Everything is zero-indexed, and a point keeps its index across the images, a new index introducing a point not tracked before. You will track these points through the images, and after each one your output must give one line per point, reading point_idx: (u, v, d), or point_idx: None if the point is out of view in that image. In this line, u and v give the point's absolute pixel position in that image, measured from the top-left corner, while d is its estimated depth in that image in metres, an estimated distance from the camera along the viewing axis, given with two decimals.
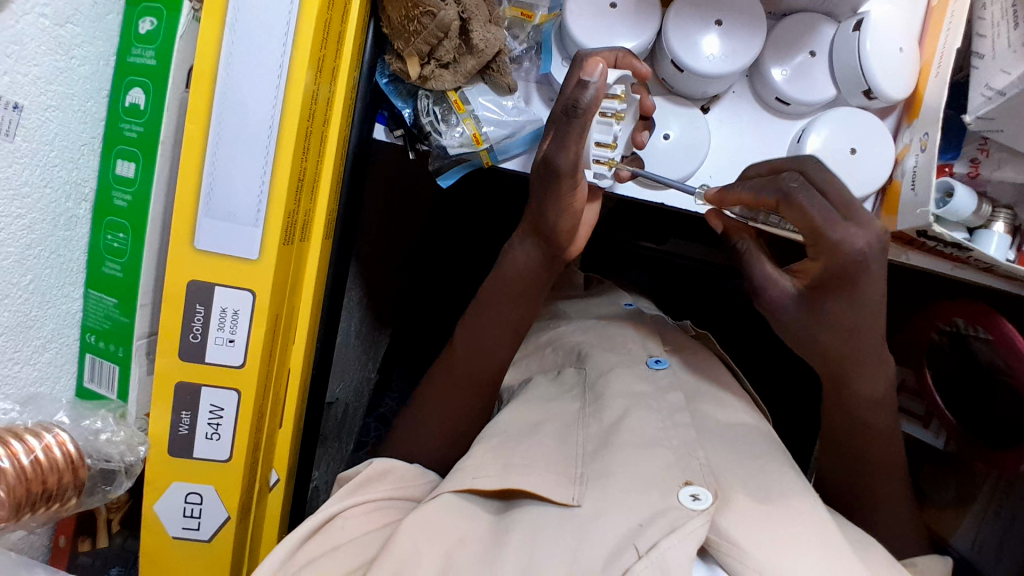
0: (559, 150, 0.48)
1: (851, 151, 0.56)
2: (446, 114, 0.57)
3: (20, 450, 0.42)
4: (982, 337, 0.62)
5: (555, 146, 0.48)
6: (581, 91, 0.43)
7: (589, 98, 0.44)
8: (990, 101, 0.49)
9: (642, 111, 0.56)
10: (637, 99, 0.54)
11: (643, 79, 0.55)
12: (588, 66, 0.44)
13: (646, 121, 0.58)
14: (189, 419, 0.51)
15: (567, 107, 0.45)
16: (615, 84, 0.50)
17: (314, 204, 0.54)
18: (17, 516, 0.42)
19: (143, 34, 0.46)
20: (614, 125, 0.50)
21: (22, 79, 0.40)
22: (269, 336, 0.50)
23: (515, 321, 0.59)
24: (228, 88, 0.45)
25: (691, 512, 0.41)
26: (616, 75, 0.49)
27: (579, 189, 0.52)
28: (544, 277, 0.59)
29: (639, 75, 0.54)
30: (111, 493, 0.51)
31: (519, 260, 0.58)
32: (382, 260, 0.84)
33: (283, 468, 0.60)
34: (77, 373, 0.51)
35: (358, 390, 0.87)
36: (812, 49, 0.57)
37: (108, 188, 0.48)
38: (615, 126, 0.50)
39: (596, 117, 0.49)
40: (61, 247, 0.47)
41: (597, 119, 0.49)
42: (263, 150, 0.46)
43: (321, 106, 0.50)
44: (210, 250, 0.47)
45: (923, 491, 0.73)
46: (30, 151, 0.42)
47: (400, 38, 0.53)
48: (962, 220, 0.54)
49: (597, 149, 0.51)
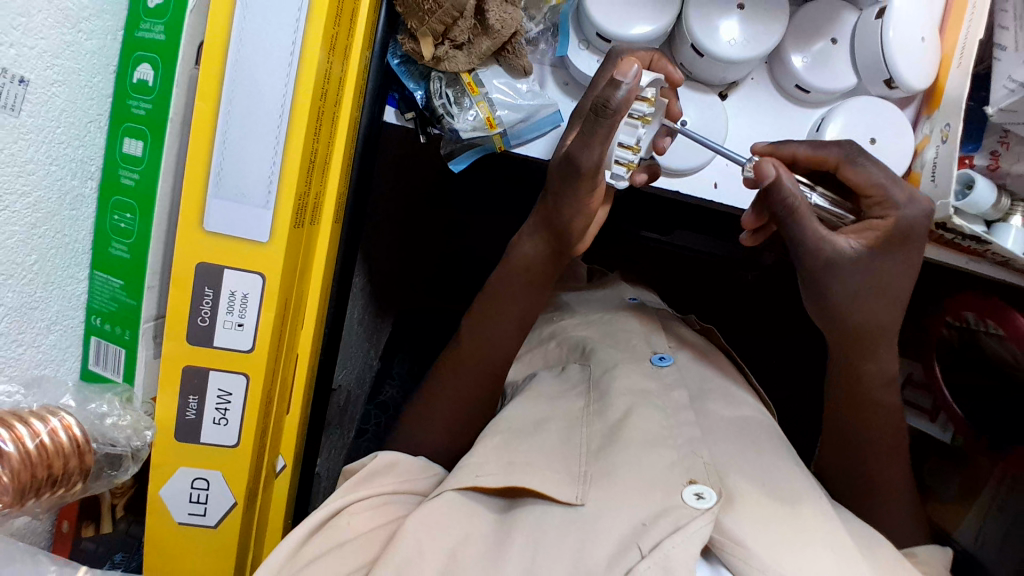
0: (584, 149, 0.47)
1: (871, 141, 0.55)
2: (458, 97, 0.56)
3: (25, 435, 0.41)
4: (994, 332, 0.62)
5: (579, 143, 0.47)
6: (614, 92, 0.42)
7: (620, 99, 0.43)
8: (1013, 94, 0.49)
9: (669, 116, 0.56)
10: (666, 103, 0.54)
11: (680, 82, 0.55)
12: (625, 66, 0.44)
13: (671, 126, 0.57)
14: (196, 404, 0.50)
15: (597, 106, 0.44)
16: (647, 87, 0.49)
17: (325, 187, 0.53)
18: (21, 501, 0.41)
19: (152, 8, 0.45)
20: (639, 128, 0.49)
21: (28, 52, 0.38)
22: (278, 323, 0.50)
23: (520, 313, 0.58)
24: (239, 68, 0.43)
25: (694, 511, 0.40)
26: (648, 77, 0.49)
27: (598, 191, 0.52)
28: (551, 269, 0.58)
29: (670, 79, 0.54)
30: (117, 478, 0.49)
31: (528, 255, 0.57)
32: (387, 246, 0.83)
33: (290, 454, 0.59)
34: (82, 356, 0.50)
35: (361, 377, 0.87)
36: (834, 35, 0.56)
37: (114, 166, 0.47)
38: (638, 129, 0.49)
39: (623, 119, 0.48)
40: (66, 227, 0.46)
41: (625, 119, 0.48)
42: (274, 128, 0.45)
43: (334, 85, 0.49)
44: (220, 232, 0.46)
45: (928, 485, 0.73)
46: (35, 126, 0.40)
47: (413, 17, 0.52)
48: (981, 213, 0.53)
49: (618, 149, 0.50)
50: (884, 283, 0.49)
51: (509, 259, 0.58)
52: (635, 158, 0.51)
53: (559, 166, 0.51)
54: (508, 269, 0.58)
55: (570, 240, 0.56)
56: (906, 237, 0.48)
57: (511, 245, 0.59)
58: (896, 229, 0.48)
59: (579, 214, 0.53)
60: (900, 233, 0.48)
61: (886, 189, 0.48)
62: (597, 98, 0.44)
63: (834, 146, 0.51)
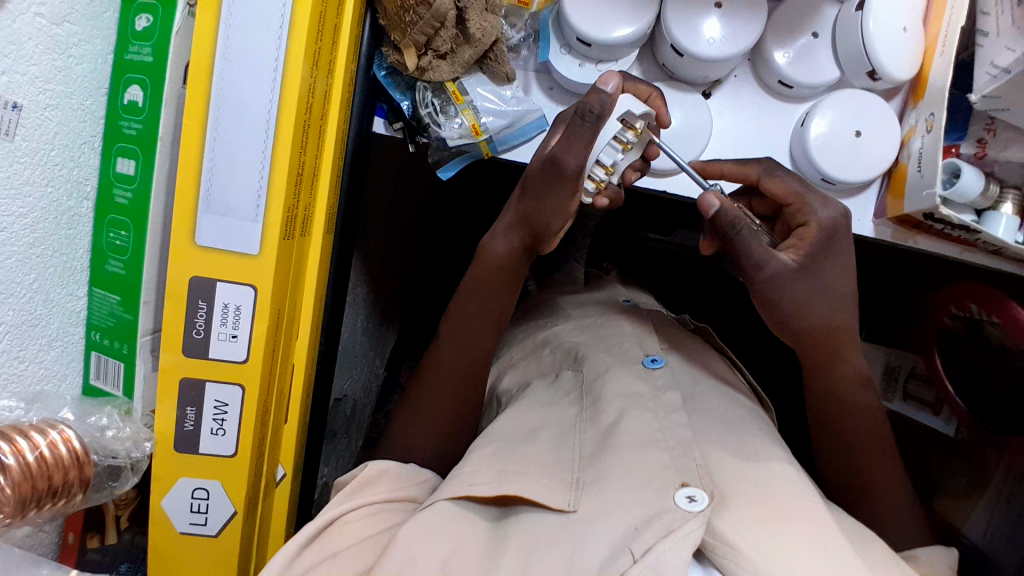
0: (568, 152, 0.49)
1: (856, 134, 0.56)
2: (444, 105, 0.57)
3: (26, 447, 0.43)
4: (994, 322, 0.61)
5: (563, 147, 0.49)
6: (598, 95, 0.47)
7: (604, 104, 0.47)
8: (995, 80, 0.48)
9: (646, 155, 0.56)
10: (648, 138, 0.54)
11: (666, 127, 0.56)
12: (606, 77, 0.47)
13: (644, 162, 0.58)
14: (194, 415, 0.51)
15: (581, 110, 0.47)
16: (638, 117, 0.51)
17: (315, 200, 0.54)
18: (23, 512, 0.44)
19: (140, 31, 0.47)
20: (618, 151, 0.52)
21: (21, 78, 0.40)
22: (271, 333, 0.50)
23: (499, 309, 0.60)
24: (224, 87, 0.44)
25: (686, 514, 0.39)
26: (640, 110, 0.51)
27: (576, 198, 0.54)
28: (523, 266, 0.60)
29: (659, 120, 0.55)
30: (118, 489, 0.52)
31: (501, 253, 0.59)
32: (387, 256, 0.85)
33: (289, 463, 0.60)
34: (83, 370, 0.52)
35: (367, 386, 0.88)
36: (814, 30, 0.56)
37: (109, 185, 0.49)
38: (616, 153, 0.52)
39: (604, 134, 0.51)
40: (64, 246, 0.47)
41: (607, 137, 0.51)
42: (260, 145, 0.46)
43: (319, 99, 0.50)
44: (211, 246, 0.47)
45: (935, 479, 0.73)
46: (30, 150, 0.42)
47: (396, 29, 0.53)
48: (969, 202, 0.53)
49: (593, 165, 0.52)
50: (835, 291, 0.52)
51: (483, 256, 0.59)
52: (604, 178, 0.53)
53: (541, 165, 0.53)
54: (482, 267, 0.59)
55: (545, 240, 0.58)
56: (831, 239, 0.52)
57: (482, 243, 0.60)
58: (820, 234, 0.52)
59: (561, 210, 0.55)
60: (825, 232, 0.52)
61: (802, 197, 0.53)
62: (584, 103, 0.47)
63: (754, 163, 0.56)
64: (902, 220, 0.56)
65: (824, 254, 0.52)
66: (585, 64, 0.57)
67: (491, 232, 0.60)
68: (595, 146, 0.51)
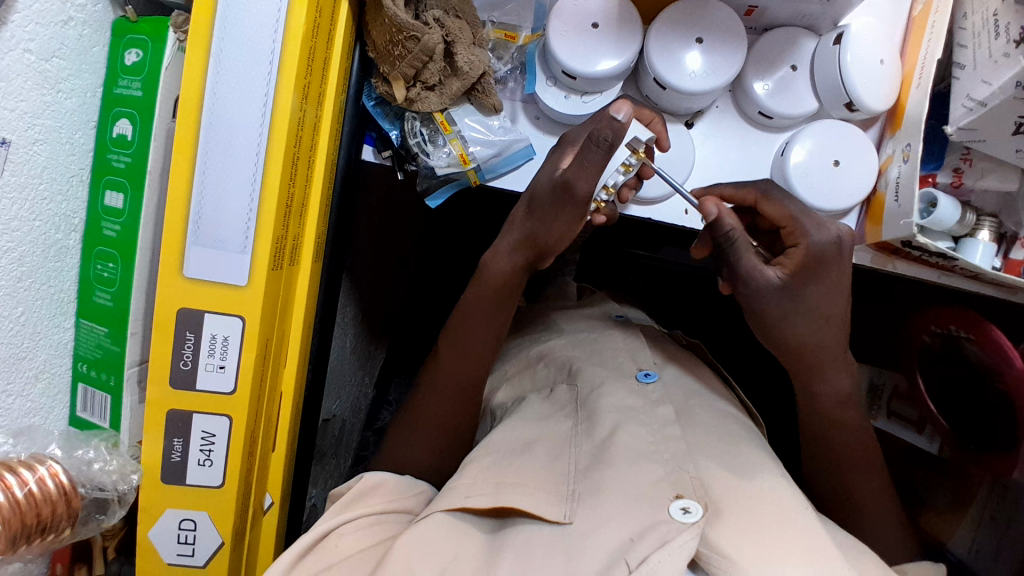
0: (580, 177, 0.51)
1: (834, 163, 0.57)
2: (433, 135, 0.58)
3: (15, 483, 0.44)
4: (971, 341, 0.63)
5: (576, 171, 0.51)
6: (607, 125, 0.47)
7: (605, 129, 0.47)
8: (972, 112, 0.49)
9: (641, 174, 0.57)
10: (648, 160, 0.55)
11: (664, 150, 0.58)
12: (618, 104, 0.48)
13: (637, 180, 0.59)
14: (181, 446, 0.51)
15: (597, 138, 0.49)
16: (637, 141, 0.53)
17: (304, 228, 0.54)
18: (14, 547, 0.44)
19: (129, 65, 0.47)
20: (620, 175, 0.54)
21: (9, 115, 0.40)
22: (259, 365, 0.51)
23: (496, 327, 0.61)
24: (215, 119, 0.45)
25: (681, 525, 0.40)
26: (645, 137, 0.53)
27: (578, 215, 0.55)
28: (521, 282, 0.61)
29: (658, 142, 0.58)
30: (106, 522, 0.52)
31: (501, 268, 0.59)
32: (377, 274, 0.85)
33: (277, 491, 0.60)
34: (70, 403, 0.53)
35: (355, 406, 0.88)
36: (793, 62, 0.58)
37: (97, 218, 0.49)
38: (620, 176, 0.54)
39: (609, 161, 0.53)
40: (52, 278, 0.48)
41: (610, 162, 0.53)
42: (249, 175, 0.46)
43: (308, 130, 0.51)
44: (200, 278, 0.47)
45: (919, 494, 0.73)
46: (18, 185, 0.42)
47: (385, 62, 0.54)
48: (946, 230, 0.55)
49: (598, 188, 0.55)
50: (829, 316, 0.54)
51: (482, 274, 0.60)
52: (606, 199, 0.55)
53: (550, 187, 0.54)
54: (480, 283, 0.60)
55: (548, 257, 0.60)
56: (822, 260, 0.52)
57: (485, 260, 0.60)
58: (808, 257, 0.52)
59: (564, 234, 0.57)
60: (815, 255, 0.52)
61: (796, 221, 0.53)
62: (597, 132, 0.49)
63: (750, 187, 0.56)
64: (881, 246, 0.58)
65: (813, 278, 0.53)
66: (571, 95, 0.59)
67: (491, 250, 0.60)
68: (603, 172, 0.53)
